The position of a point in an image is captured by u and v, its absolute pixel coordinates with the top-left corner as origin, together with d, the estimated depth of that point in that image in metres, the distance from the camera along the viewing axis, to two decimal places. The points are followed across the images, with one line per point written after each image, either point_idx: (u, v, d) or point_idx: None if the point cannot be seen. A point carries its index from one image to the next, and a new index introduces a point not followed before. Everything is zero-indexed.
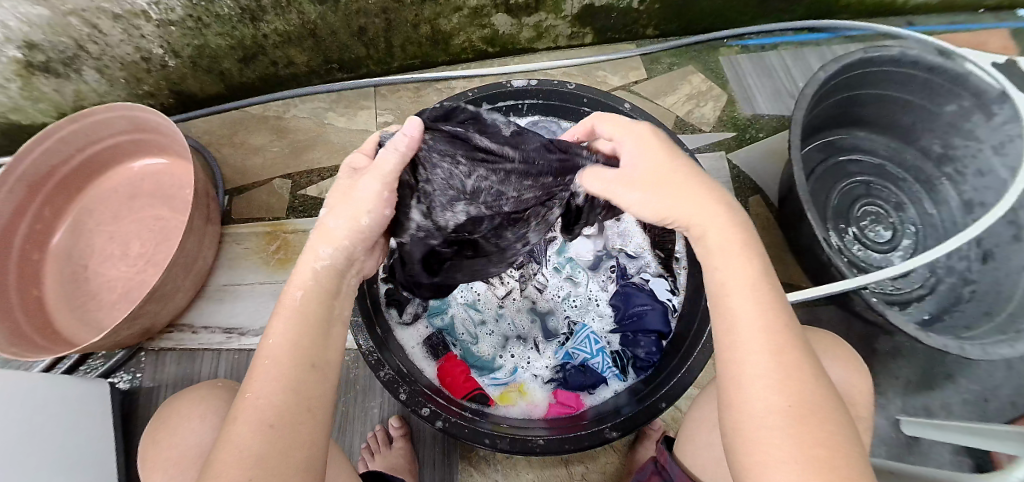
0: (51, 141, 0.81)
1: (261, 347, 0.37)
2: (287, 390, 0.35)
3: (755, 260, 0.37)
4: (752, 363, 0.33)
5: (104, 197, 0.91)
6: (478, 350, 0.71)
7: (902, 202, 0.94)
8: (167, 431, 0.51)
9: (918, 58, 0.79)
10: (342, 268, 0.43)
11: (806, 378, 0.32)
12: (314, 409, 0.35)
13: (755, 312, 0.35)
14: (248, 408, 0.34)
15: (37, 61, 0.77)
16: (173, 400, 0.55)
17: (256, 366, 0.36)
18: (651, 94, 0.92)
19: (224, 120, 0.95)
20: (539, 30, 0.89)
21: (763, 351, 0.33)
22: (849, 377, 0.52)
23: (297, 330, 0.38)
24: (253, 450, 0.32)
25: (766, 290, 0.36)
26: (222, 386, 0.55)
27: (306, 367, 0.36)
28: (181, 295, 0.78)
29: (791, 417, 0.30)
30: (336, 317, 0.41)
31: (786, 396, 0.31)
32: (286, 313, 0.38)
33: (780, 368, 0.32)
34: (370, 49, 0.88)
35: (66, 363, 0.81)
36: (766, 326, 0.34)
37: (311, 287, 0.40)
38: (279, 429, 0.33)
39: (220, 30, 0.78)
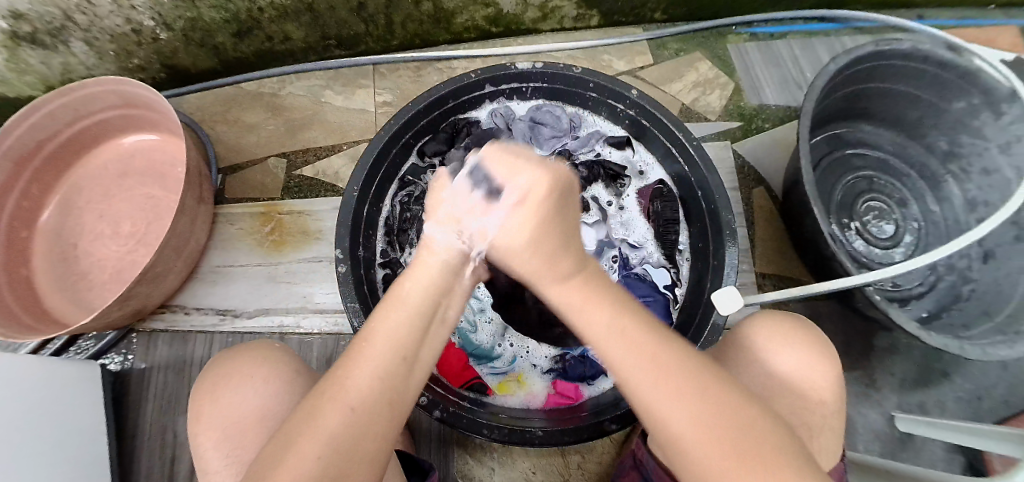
0: (38, 116, 0.78)
1: (366, 331, 0.37)
2: (378, 381, 0.34)
3: (608, 300, 0.38)
4: (651, 391, 0.33)
5: (93, 175, 0.89)
6: (477, 338, 0.69)
7: (906, 198, 0.93)
8: (222, 388, 0.49)
9: (929, 52, 0.77)
10: (456, 267, 0.41)
11: (715, 382, 0.33)
12: (397, 402, 0.35)
13: (623, 348, 0.35)
14: (338, 390, 0.33)
15: (23, 32, 0.74)
16: (226, 356, 0.52)
17: (363, 346, 0.36)
18: (657, 80, 0.90)
19: (217, 97, 0.92)
20: (544, 11, 0.87)
21: (647, 378, 0.34)
22: (806, 363, 0.49)
23: (401, 319, 0.37)
24: (336, 431, 0.32)
25: (626, 315, 0.37)
26: (282, 350, 0.54)
27: (401, 359, 0.36)
28: (173, 277, 0.76)
29: (710, 426, 0.31)
30: (438, 317, 0.40)
31: (693, 414, 0.32)
32: (393, 304, 0.38)
33: (670, 382, 0.33)
34: (370, 26, 0.86)
35: (56, 344, 0.79)
36: (644, 348, 0.35)
37: (430, 280, 0.39)
38: (360, 416, 0.33)
39: (213, 3, 0.75)
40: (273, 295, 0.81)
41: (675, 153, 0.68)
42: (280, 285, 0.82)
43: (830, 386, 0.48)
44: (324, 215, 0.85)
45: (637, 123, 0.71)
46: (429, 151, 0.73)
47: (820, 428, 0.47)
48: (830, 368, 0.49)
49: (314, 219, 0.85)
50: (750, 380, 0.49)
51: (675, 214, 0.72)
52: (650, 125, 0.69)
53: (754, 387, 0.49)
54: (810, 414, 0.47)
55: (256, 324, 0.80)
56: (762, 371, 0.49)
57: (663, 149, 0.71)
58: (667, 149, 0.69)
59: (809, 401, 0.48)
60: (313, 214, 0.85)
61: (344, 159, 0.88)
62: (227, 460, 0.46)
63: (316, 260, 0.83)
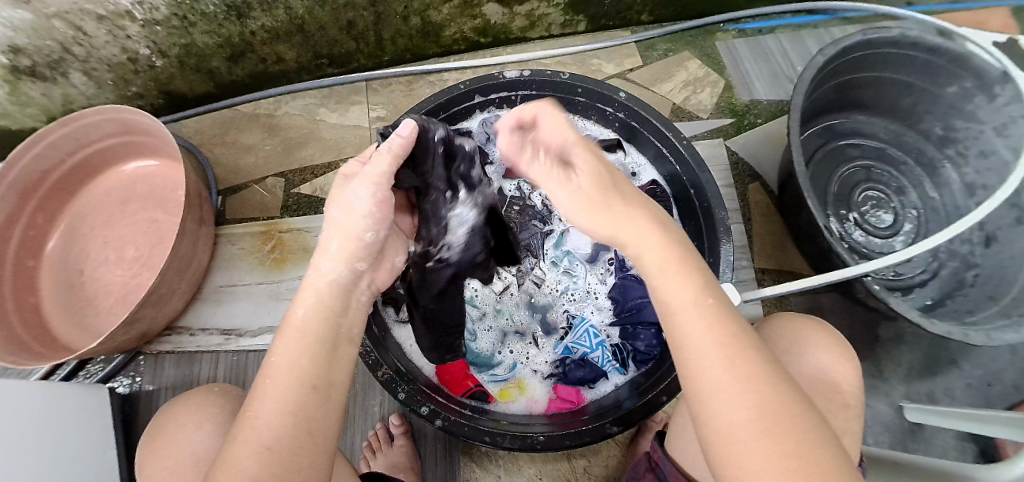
0: (41, 147, 0.79)
1: (266, 366, 0.35)
2: (289, 415, 0.32)
3: (693, 274, 0.36)
4: (714, 373, 0.31)
5: (96, 202, 0.90)
6: (477, 346, 0.70)
7: (904, 186, 0.93)
8: (161, 441, 0.50)
9: (919, 38, 0.77)
10: (347, 283, 0.40)
11: (778, 376, 0.31)
12: (314, 432, 0.33)
13: (705, 326, 0.33)
14: (249, 431, 0.32)
15: (22, 65, 0.75)
16: (172, 407, 0.54)
17: (261, 386, 0.34)
18: (648, 82, 0.91)
19: (214, 120, 0.94)
20: (531, 19, 0.88)
21: (720, 363, 0.31)
22: (831, 364, 0.49)
23: (292, 348, 0.35)
24: (249, 474, 0.29)
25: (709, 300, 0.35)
26: (218, 393, 0.54)
27: (309, 389, 0.34)
28: (176, 298, 0.77)
29: (766, 419, 0.29)
30: (344, 337, 0.38)
31: (757, 401, 0.30)
32: (289, 332, 0.36)
33: (740, 373, 0.31)
34: (360, 43, 0.87)
35: (66, 369, 0.81)
36: (716, 324, 0.33)
37: (313, 305, 0.38)
38: (279, 452, 0.31)
39: (206, 29, 0.76)
40: (276, 314, 0.82)
41: (667, 154, 0.68)
42: (282, 303, 0.83)
43: (852, 384, 0.49)
44: None
45: (628, 126, 0.71)
46: None
47: (845, 432, 0.46)
48: (853, 370, 0.49)
49: (314, 236, 0.86)
50: (781, 377, 0.49)
51: (669, 214, 0.72)
52: (641, 127, 0.69)
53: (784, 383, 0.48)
54: (837, 416, 0.46)
55: (261, 342, 0.81)
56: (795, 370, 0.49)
57: (654, 150, 0.71)
58: (659, 150, 0.69)
59: (832, 401, 0.47)
60: (312, 231, 0.86)
61: None
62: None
63: None
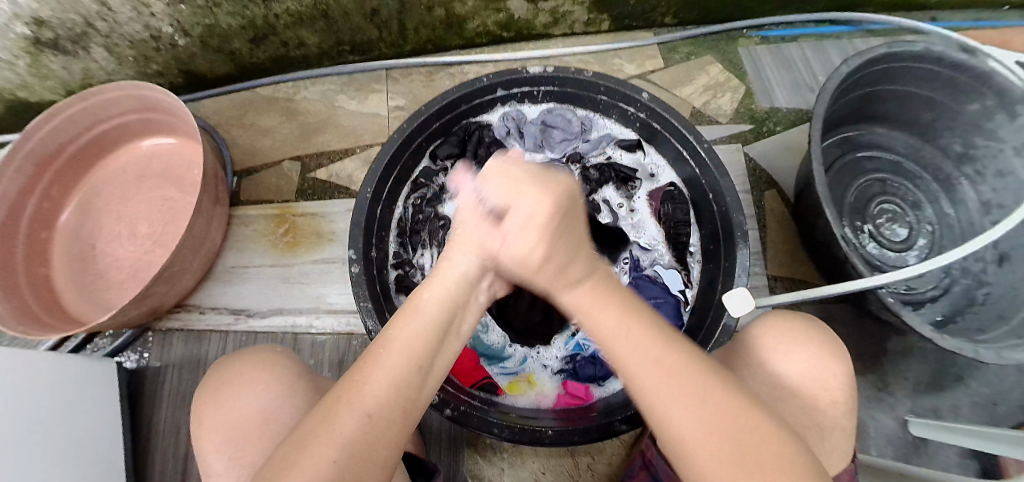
0: (59, 119, 0.80)
1: (382, 338, 0.38)
2: (397, 388, 0.35)
3: (637, 317, 0.38)
4: (655, 393, 0.34)
5: (112, 176, 0.91)
6: (488, 338, 0.70)
7: (919, 200, 0.92)
8: (226, 394, 0.49)
9: (943, 54, 0.76)
10: (476, 279, 0.44)
11: (717, 384, 0.33)
12: (409, 410, 0.35)
13: (637, 352, 0.35)
14: (354, 393, 0.34)
15: (45, 38, 0.76)
16: (227, 364, 0.52)
17: (375, 354, 0.36)
18: (668, 84, 0.91)
19: (233, 101, 0.94)
20: (555, 16, 0.88)
21: (654, 383, 0.34)
22: (814, 361, 0.48)
23: (415, 328, 0.38)
24: (352, 433, 0.32)
25: (640, 325, 0.37)
26: (283, 356, 0.54)
27: (417, 369, 0.36)
28: (188, 276, 0.78)
29: (714, 429, 0.31)
30: (451, 330, 0.41)
31: (701, 414, 0.32)
32: (411, 313, 0.39)
33: (679, 388, 0.33)
34: (383, 32, 0.87)
35: (74, 342, 0.81)
36: (647, 345, 0.36)
37: (439, 294, 0.41)
38: (377, 420, 0.33)
39: (230, 10, 0.77)
40: (287, 296, 0.82)
41: (687, 157, 0.68)
42: (293, 286, 0.83)
43: (840, 387, 0.48)
44: (338, 218, 0.86)
45: (649, 127, 0.71)
46: (441, 154, 0.74)
47: (831, 428, 0.47)
48: (840, 371, 0.48)
49: (328, 222, 0.86)
50: (759, 384, 0.49)
51: (687, 216, 0.72)
52: (662, 128, 0.69)
53: (763, 389, 0.49)
54: (819, 414, 0.47)
55: (270, 324, 0.81)
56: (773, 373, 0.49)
57: (674, 152, 0.71)
58: (679, 152, 0.69)
59: (818, 403, 0.47)
60: (326, 216, 0.86)
61: (357, 162, 0.90)
62: (231, 463, 0.47)
63: (328, 262, 0.84)
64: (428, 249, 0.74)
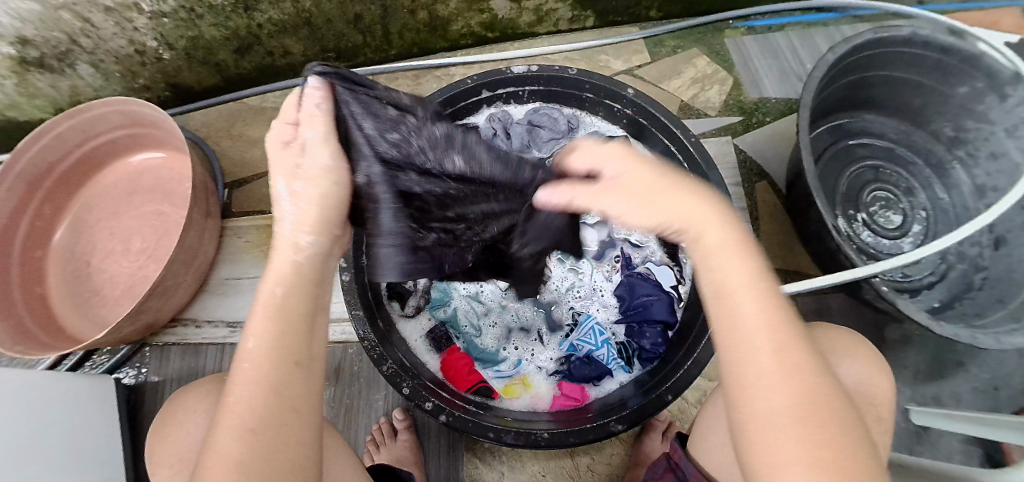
0: (48, 138, 0.80)
1: (239, 351, 0.34)
2: (269, 392, 0.32)
3: (750, 258, 0.34)
4: (760, 359, 0.31)
5: (104, 194, 0.91)
6: (482, 342, 0.70)
7: (913, 187, 0.92)
8: (172, 428, 0.50)
9: (931, 38, 0.76)
10: (326, 252, 0.39)
11: (812, 371, 0.30)
12: (300, 408, 0.33)
13: (759, 308, 0.32)
14: (230, 411, 0.32)
15: (31, 57, 0.76)
16: (179, 394, 0.54)
17: (237, 368, 0.33)
18: (655, 78, 0.90)
19: (221, 113, 0.94)
20: (539, 14, 0.87)
21: (768, 348, 0.31)
22: (866, 371, 0.49)
23: (263, 330, 0.34)
24: (240, 455, 0.30)
25: (762, 283, 0.34)
26: (218, 381, 0.53)
27: (289, 365, 0.33)
28: (182, 290, 0.78)
29: (809, 416, 0.29)
30: (320, 308, 0.37)
31: (794, 393, 0.30)
32: (260, 310, 0.35)
33: (786, 357, 0.31)
34: (367, 37, 0.87)
35: (72, 360, 0.81)
36: (767, 308, 0.32)
37: (292, 282, 0.36)
38: (264, 430, 0.31)
39: (213, 21, 0.76)
40: None
41: (675, 151, 0.67)
42: None
43: (863, 383, 0.48)
44: None
45: (635, 123, 0.70)
46: None
47: (879, 446, 0.46)
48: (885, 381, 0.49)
49: None
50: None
51: None
52: (649, 124, 0.68)
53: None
54: (872, 426, 0.46)
55: None
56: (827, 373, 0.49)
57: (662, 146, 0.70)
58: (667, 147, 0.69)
59: (870, 412, 0.47)
60: None
61: None
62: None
63: None
64: None
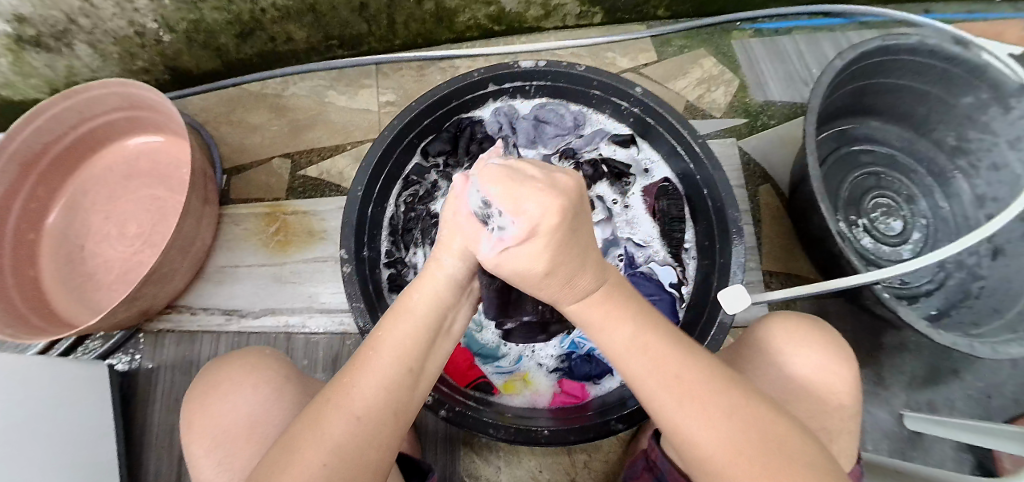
0: (44, 119, 0.78)
1: (372, 340, 0.37)
2: (385, 391, 0.34)
3: (629, 305, 0.36)
4: (676, 410, 0.33)
5: (99, 177, 0.89)
6: (483, 337, 0.69)
7: (914, 194, 0.92)
8: (214, 400, 0.49)
9: (936, 47, 0.76)
10: (463, 281, 0.40)
11: (724, 399, 0.33)
12: (398, 413, 0.35)
13: (648, 364, 0.34)
14: (345, 397, 0.33)
15: (27, 35, 0.74)
16: (220, 366, 0.52)
17: (366, 355, 0.36)
18: (662, 77, 0.90)
19: (221, 98, 0.92)
20: (547, 9, 0.87)
21: (671, 402, 0.33)
22: (826, 364, 0.49)
23: (403, 328, 0.37)
24: (339, 439, 0.32)
25: (649, 332, 0.35)
26: (270, 357, 0.54)
27: (407, 373, 0.36)
28: (178, 278, 0.77)
29: (738, 449, 0.31)
30: (444, 329, 0.40)
31: (713, 428, 0.32)
32: (398, 314, 0.38)
33: (691, 403, 0.32)
34: (372, 26, 0.85)
35: (64, 345, 0.80)
36: (656, 356, 0.34)
37: (432, 293, 0.38)
38: (365, 425, 0.33)
39: (216, 5, 0.75)
40: (278, 296, 0.81)
41: (680, 151, 0.67)
42: (285, 286, 0.82)
43: (850, 389, 0.49)
44: (329, 216, 0.85)
45: (642, 121, 0.70)
46: (433, 150, 0.73)
47: (839, 432, 0.48)
48: (847, 370, 0.49)
49: (319, 220, 0.85)
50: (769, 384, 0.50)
51: (681, 212, 0.72)
52: (656, 124, 0.68)
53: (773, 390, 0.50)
54: (828, 419, 0.48)
55: (261, 324, 0.80)
56: (783, 373, 0.50)
57: (667, 145, 0.70)
58: (673, 146, 0.68)
59: (827, 403, 0.49)
60: (317, 214, 0.85)
61: (347, 159, 0.88)
62: (219, 467, 0.47)
63: (321, 260, 0.83)
64: (420, 247, 0.73)
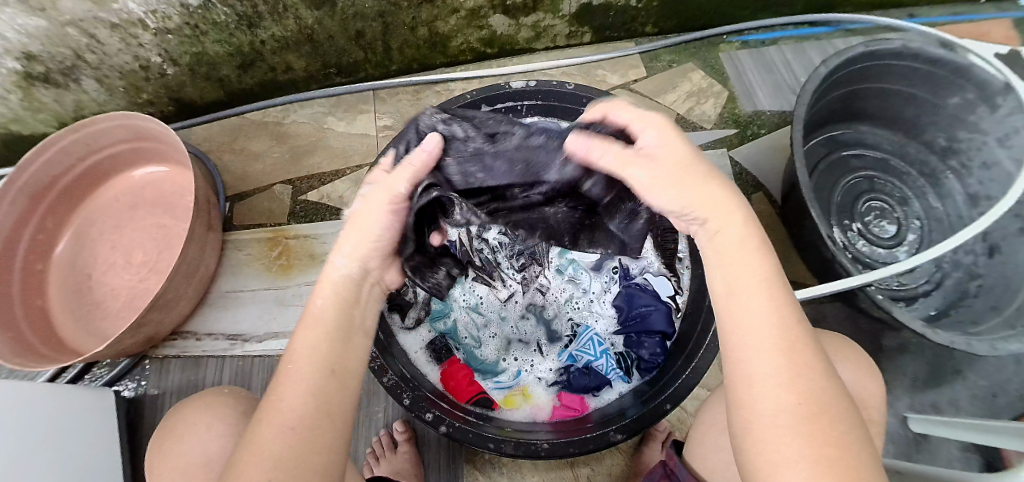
0: (52, 151, 0.81)
1: (288, 354, 0.37)
2: (309, 396, 0.34)
3: (767, 262, 0.35)
4: (768, 357, 0.32)
5: (106, 207, 0.91)
6: (482, 353, 0.71)
7: (907, 196, 0.93)
8: (174, 444, 0.51)
9: (922, 50, 0.78)
10: (360, 279, 0.42)
11: (820, 376, 0.31)
12: (334, 412, 0.35)
13: (768, 309, 0.33)
14: (273, 412, 0.33)
15: (36, 72, 0.77)
16: (181, 409, 0.54)
17: (284, 372, 0.35)
18: (652, 92, 0.92)
19: (223, 127, 0.95)
20: (538, 30, 0.89)
21: (777, 347, 0.32)
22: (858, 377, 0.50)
23: (318, 339, 0.37)
24: (277, 452, 0.31)
25: (777, 286, 0.35)
26: (228, 395, 0.55)
27: (327, 374, 0.35)
28: (183, 303, 0.78)
29: (813, 417, 0.30)
30: (357, 326, 0.40)
31: (806, 394, 0.30)
32: (306, 324, 0.38)
33: (797, 364, 0.31)
34: (369, 53, 0.88)
35: (72, 372, 0.81)
36: (778, 313, 0.33)
37: (333, 297, 0.40)
38: (301, 432, 0.33)
39: (218, 38, 0.78)
40: (281, 319, 0.83)
41: None
42: (289, 309, 0.83)
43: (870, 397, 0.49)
44: (330, 239, 0.86)
45: None
46: None
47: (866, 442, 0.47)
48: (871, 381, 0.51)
49: (320, 243, 0.86)
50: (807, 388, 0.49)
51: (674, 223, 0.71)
52: None
53: None
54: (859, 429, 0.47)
55: (265, 348, 0.82)
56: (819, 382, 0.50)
57: None
58: None
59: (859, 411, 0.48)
60: (318, 237, 0.87)
61: (347, 182, 0.91)
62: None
63: None
64: None
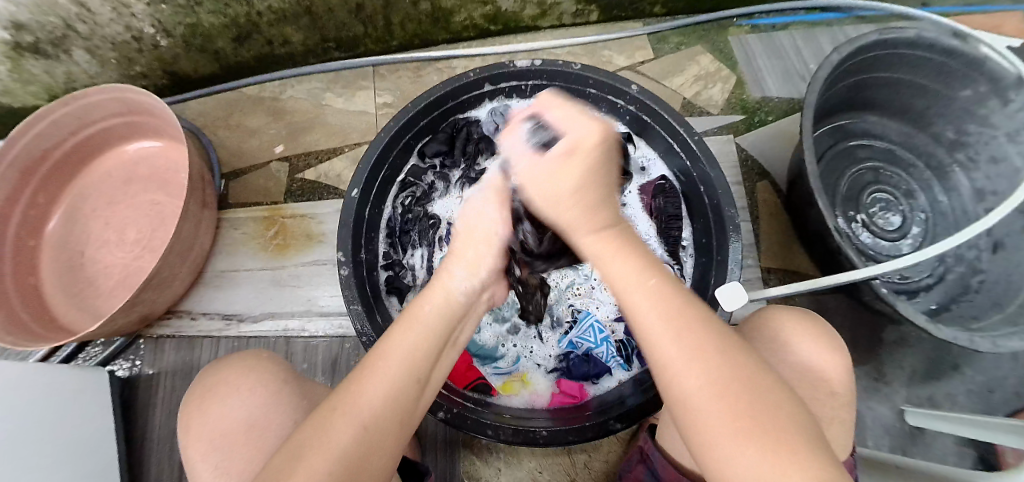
0: (43, 125, 0.78)
1: (379, 349, 0.37)
2: (391, 400, 0.34)
3: (632, 258, 0.37)
4: (668, 344, 0.33)
5: (99, 182, 0.90)
6: (480, 338, 0.69)
7: (913, 188, 0.92)
8: (209, 406, 0.50)
9: (935, 41, 0.76)
10: (473, 294, 0.42)
11: (727, 351, 0.32)
12: (403, 421, 0.35)
13: (651, 302, 0.34)
14: (352, 403, 0.33)
15: (25, 42, 0.74)
16: (215, 370, 0.53)
17: (374, 364, 0.35)
18: (658, 75, 0.90)
19: (219, 102, 0.92)
20: (543, 8, 0.87)
21: (666, 333, 0.33)
22: (819, 353, 0.49)
23: (414, 340, 0.37)
24: (346, 446, 0.31)
25: (653, 279, 0.36)
26: (267, 360, 0.54)
27: (413, 383, 0.36)
28: (178, 282, 0.77)
29: (722, 387, 0.30)
30: (449, 342, 0.40)
31: (712, 372, 0.31)
32: (409, 324, 0.38)
33: (692, 339, 0.32)
34: (369, 27, 0.86)
35: (66, 351, 0.80)
36: (665, 302, 0.34)
37: (438, 305, 0.39)
38: (371, 433, 0.32)
39: (213, 8, 0.75)
40: (277, 299, 0.82)
41: (678, 149, 0.67)
42: (285, 289, 0.82)
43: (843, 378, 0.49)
44: (328, 219, 0.85)
45: (639, 120, 0.70)
46: (429, 152, 0.74)
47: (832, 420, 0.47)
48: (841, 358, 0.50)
49: (317, 223, 0.85)
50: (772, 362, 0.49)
51: (678, 210, 0.72)
52: (652, 121, 0.68)
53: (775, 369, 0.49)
54: (824, 404, 0.47)
55: (261, 328, 0.81)
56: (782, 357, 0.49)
57: (665, 144, 0.70)
58: (670, 145, 0.68)
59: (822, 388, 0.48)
60: (316, 217, 0.85)
61: (345, 161, 0.89)
62: (217, 471, 0.47)
63: (320, 263, 0.83)
64: (417, 248, 0.74)
